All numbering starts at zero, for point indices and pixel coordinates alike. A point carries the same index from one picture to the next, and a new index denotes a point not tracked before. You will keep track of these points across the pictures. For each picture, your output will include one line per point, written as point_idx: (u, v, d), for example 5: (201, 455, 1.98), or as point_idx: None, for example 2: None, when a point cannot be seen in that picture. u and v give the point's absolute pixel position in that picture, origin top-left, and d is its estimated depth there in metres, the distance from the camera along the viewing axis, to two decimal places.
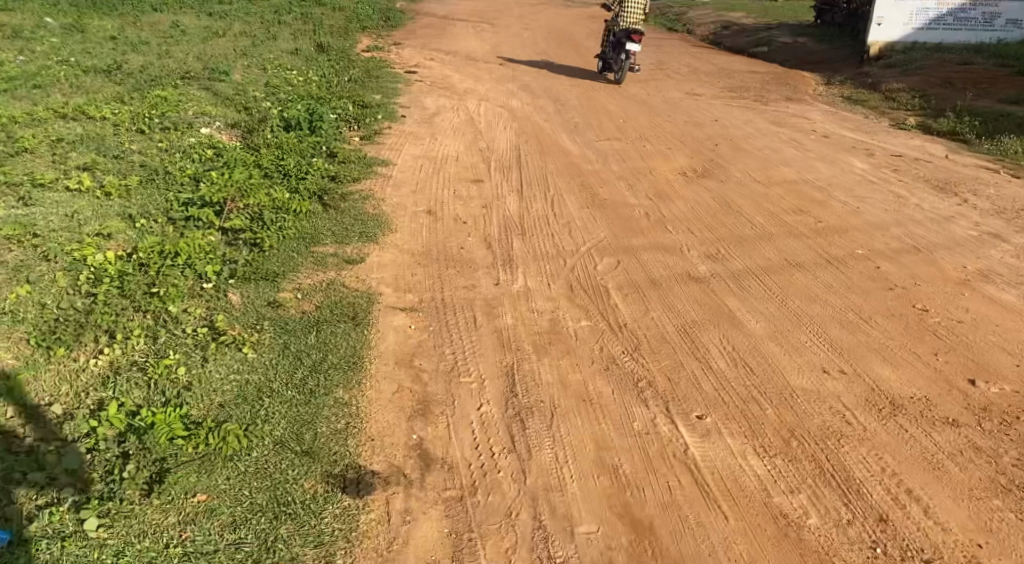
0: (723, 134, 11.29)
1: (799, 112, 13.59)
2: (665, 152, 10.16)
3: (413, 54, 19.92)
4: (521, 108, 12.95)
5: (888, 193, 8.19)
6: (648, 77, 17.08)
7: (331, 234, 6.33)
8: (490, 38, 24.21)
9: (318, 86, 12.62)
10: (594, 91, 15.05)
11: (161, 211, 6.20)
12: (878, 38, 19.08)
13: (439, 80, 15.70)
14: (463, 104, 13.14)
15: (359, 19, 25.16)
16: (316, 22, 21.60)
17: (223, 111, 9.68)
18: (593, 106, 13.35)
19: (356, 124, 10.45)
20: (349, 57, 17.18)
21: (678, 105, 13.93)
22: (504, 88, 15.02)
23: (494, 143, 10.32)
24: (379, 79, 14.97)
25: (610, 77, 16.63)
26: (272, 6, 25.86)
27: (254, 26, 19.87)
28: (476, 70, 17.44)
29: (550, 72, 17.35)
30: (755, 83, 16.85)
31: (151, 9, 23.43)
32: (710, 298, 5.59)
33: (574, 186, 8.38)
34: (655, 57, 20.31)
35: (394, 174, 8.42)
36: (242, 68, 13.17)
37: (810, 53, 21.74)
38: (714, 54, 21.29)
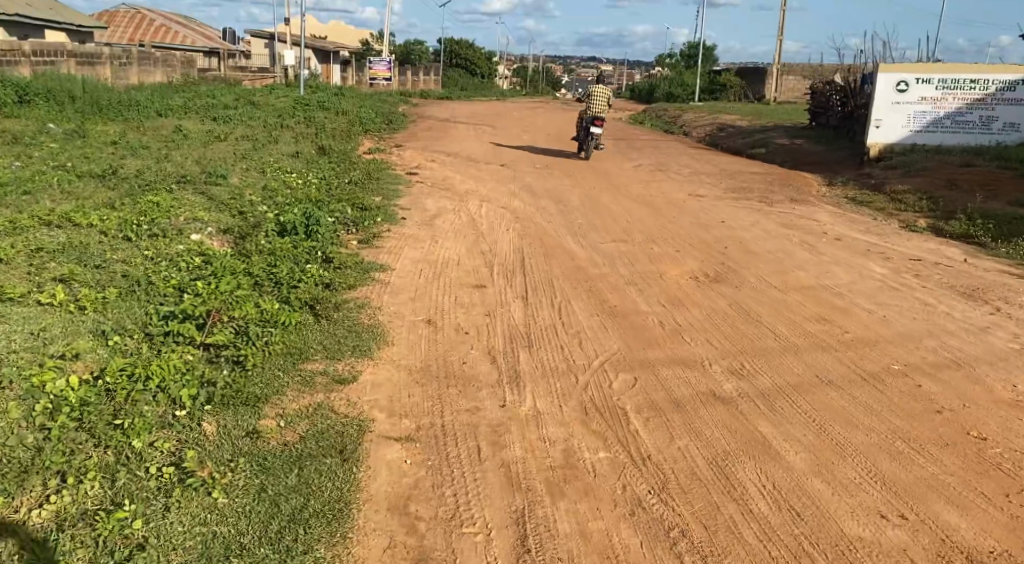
0: (732, 235, 10.92)
1: (807, 212, 13.27)
2: (674, 252, 9.77)
3: (415, 156, 19.85)
4: (523, 210, 12.63)
5: (914, 300, 7.72)
6: (650, 177, 16.90)
7: (320, 348, 5.83)
8: (491, 139, 24.27)
9: (317, 189, 12.35)
10: (596, 191, 14.80)
11: (138, 327, 5.74)
12: (878, 138, 19.03)
13: (439, 182, 15.50)
14: (464, 206, 12.83)
15: (361, 122, 25.34)
16: (318, 126, 21.66)
17: (217, 215, 9.33)
18: (597, 207, 13.04)
19: (355, 227, 10.09)
20: (350, 159, 17.06)
21: (683, 205, 13.65)
22: (505, 189, 14.78)
23: (496, 245, 9.95)
24: (381, 181, 14.76)
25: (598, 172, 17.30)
26: (275, 111, 26.11)
27: (256, 130, 19.88)
28: (477, 171, 17.28)
29: (551, 172, 17.20)
30: (759, 183, 16.64)
31: (155, 115, 23.60)
32: (741, 424, 5.05)
33: (582, 292, 7.93)
34: (656, 158, 20.24)
35: (392, 280, 7.97)
36: (240, 170, 12.94)
37: (810, 154, 21.69)
38: (714, 155, 21.24)
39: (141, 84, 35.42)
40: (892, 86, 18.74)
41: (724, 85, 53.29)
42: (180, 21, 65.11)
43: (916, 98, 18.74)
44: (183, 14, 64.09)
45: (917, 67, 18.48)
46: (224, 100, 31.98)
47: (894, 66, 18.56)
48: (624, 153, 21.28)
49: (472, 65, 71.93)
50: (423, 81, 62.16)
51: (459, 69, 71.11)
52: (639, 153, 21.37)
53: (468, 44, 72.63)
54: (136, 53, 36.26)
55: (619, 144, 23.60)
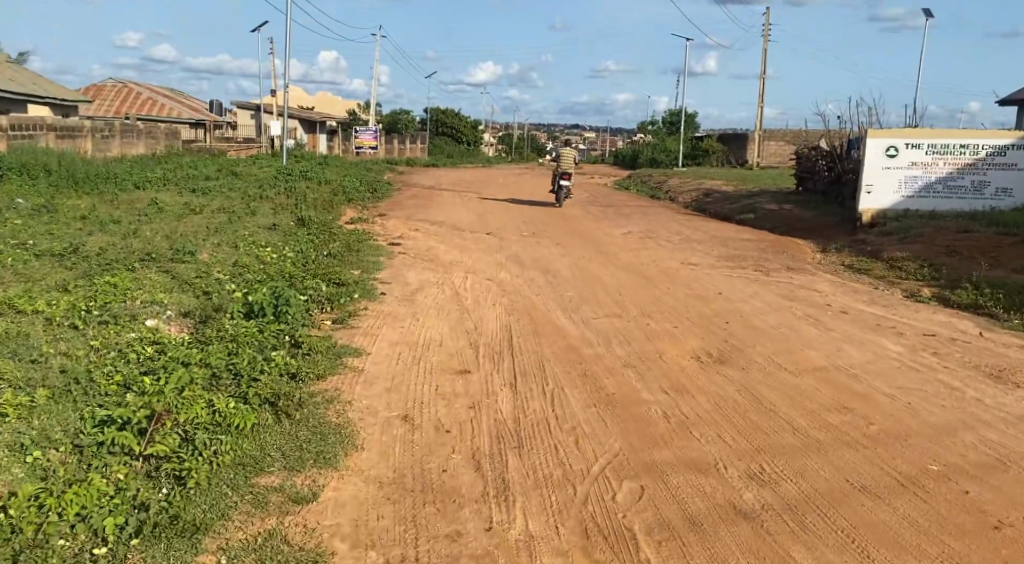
0: (732, 307, 10.27)
1: (807, 281, 12.66)
2: (672, 327, 9.08)
3: (398, 225, 19.26)
4: (510, 281, 11.96)
5: (938, 382, 7.03)
6: (640, 244, 16.33)
7: (277, 455, 5.12)
8: (477, 206, 23.77)
9: (292, 264, 11.68)
10: (585, 260, 14.19)
11: (66, 437, 5.00)
12: (869, 205, 18.51)
13: (422, 252, 14.87)
14: (447, 278, 12.15)
15: (343, 192, 24.84)
16: (299, 195, 21.10)
17: (178, 296, 8.62)
18: (587, 277, 12.39)
19: (329, 305, 9.40)
20: (330, 230, 16.45)
21: (676, 273, 13.02)
22: (491, 259, 14.14)
23: (481, 322, 9.24)
24: (360, 253, 14.11)
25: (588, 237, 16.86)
26: (256, 181, 25.60)
27: (233, 201, 19.28)
28: (462, 240, 16.67)
29: (537, 240, 16.60)
30: (753, 249, 16.07)
31: (133, 187, 23.03)
32: (770, 551, 4.33)
33: (576, 377, 7.19)
34: (645, 224, 19.71)
35: (366, 366, 7.24)
36: (211, 244, 12.28)
37: (801, 218, 21.25)
38: (704, 221, 20.76)
39: (123, 157, 34.99)
40: (882, 151, 18.38)
41: (707, 150, 53.60)
42: (167, 93, 65.32)
43: (906, 163, 18.35)
44: (169, 87, 64.30)
45: (905, 131, 18.18)
46: (205, 171, 31.52)
47: (882, 130, 18.25)
48: (612, 219, 20.75)
49: (458, 133, 72.34)
50: (409, 148, 62.32)
51: (445, 137, 71.49)
52: (627, 219, 20.88)
53: (453, 112, 73.17)
54: (118, 126, 35.92)
55: (606, 210, 23.14)
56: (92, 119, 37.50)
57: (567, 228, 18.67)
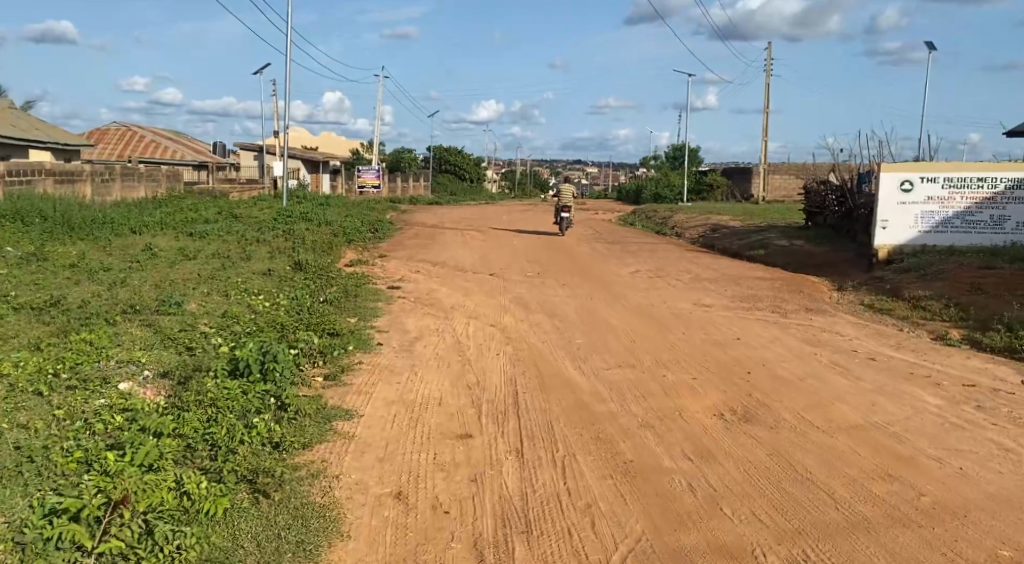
0: (752, 354, 9.64)
1: (827, 323, 12.04)
2: (690, 378, 8.46)
3: (398, 267, 18.71)
4: (514, 327, 11.35)
5: (988, 443, 6.41)
6: (649, 284, 15.73)
7: (252, 546, 4.65)
8: (480, 245, 23.22)
9: (286, 313, 11.12)
10: (593, 301, 13.58)
11: (11, 530, 4.41)
12: (885, 240, 17.87)
13: (423, 296, 14.29)
14: (448, 324, 11.56)
15: (344, 233, 24.32)
16: (298, 237, 20.57)
17: (158, 353, 8.04)
18: (595, 320, 11.77)
19: (321, 359, 8.83)
20: (328, 274, 15.91)
21: (689, 315, 12.40)
22: (495, 303, 13.52)
23: (485, 373, 8.63)
24: (358, 298, 13.55)
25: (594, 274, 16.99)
26: (255, 224, 25.12)
27: (230, 246, 18.74)
28: (464, 282, 16.09)
29: (542, 281, 16.01)
30: (766, 287, 15.45)
31: (129, 232, 22.55)
32: None
33: (589, 439, 6.58)
34: (653, 262, 19.12)
35: (358, 431, 6.64)
36: (202, 292, 11.73)
37: (813, 254, 20.65)
38: (714, 258, 20.16)
39: (123, 201, 34.58)
40: (896, 186, 17.78)
41: (711, 185, 53.26)
42: (170, 136, 65.30)
43: (922, 198, 17.74)
44: (173, 129, 64.32)
45: (920, 165, 17.57)
46: (205, 214, 31.06)
47: (896, 165, 17.65)
48: (619, 257, 20.16)
49: (461, 170, 72.20)
50: (413, 187, 62.08)
51: (448, 174, 71.31)
52: (634, 257, 20.30)
53: (456, 150, 73.07)
54: (118, 169, 35.56)
55: (612, 248, 22.56)
56: (92, 163, 37.18)
57: (573, 267, 18.10)
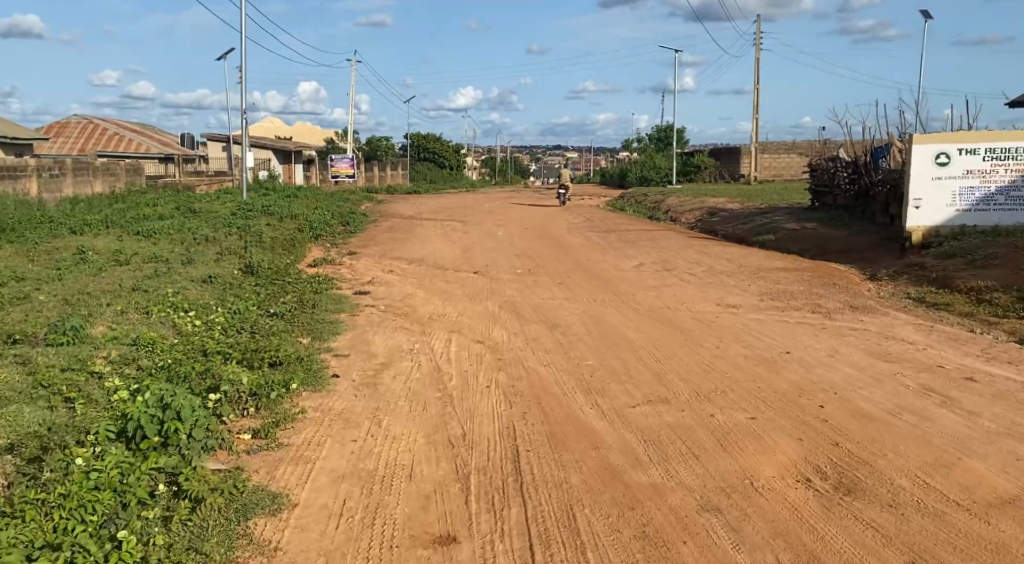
0: (815, 377, 7.51)
1: (885, 326, 9.89)
2: (749, 419, 6.33)
3: (369, 266, 16.49)
4: (506, 345, 9.17)
5: None
6: (658, 280, 13.58)
7: None
8: (461, 238, 21.03)
9: (217, 337, 8.89)
10: (598, 306, 11.42)
11: None
12: (918, 222, 15.78)
13: (393, 302, 12.11)
14: (424, 342, 9.37)
15: (311, 227, 22.01)
16: (256, 234, 18.25)
17: (16, 411, 5.89)
18: (605, 331, 9.60)
19: (253, 407, 6.66)
20: (283, 279, 13.65)
21: (716, 321, 10.26)
22: (481, 311, 11.32)
23: (473, 420, 6.44)
24: (316, 308, 11.34)
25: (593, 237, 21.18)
26: (213, 219, 22.85)
27: (174, 246, 16.44)
28: (444, 284, 13.90)
29: (535, 280, 13.82)
30: (794, 280, 13.33)
31: (69, 233, 20.22)
32: None
33: (633, 538, 4.44)
34: (657, 252, 16.98)
35: (284, 539, 4.51)
36: (114, 309, 9.46)
37: (831, 238, 18.58)
38: (722, 246, 18.04)
39: (75, 198, 32.09)
40: (930, 159, 15.68)
41: (698, 166, 51.34)
42: (133, 127, 62.22)
43: (959, 171, 15.64)
44: (138, 122, 61.64)
45: (956, 134, 15.45)
46: (161, 209, 28.55)
47: (929, 135, 15.53)
48: (616, 248, 18.01)
49: (441, 158, 69.66)
50: (390, 176, 59.61)
51: (426, 162, 68.87)
52: (633, 247, 18.13)
53: (433, 137, 70.62)
54: (70, 164, 32.99)
55: (607, 237, 20.43)
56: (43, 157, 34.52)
57: (567, 262, 15.93)
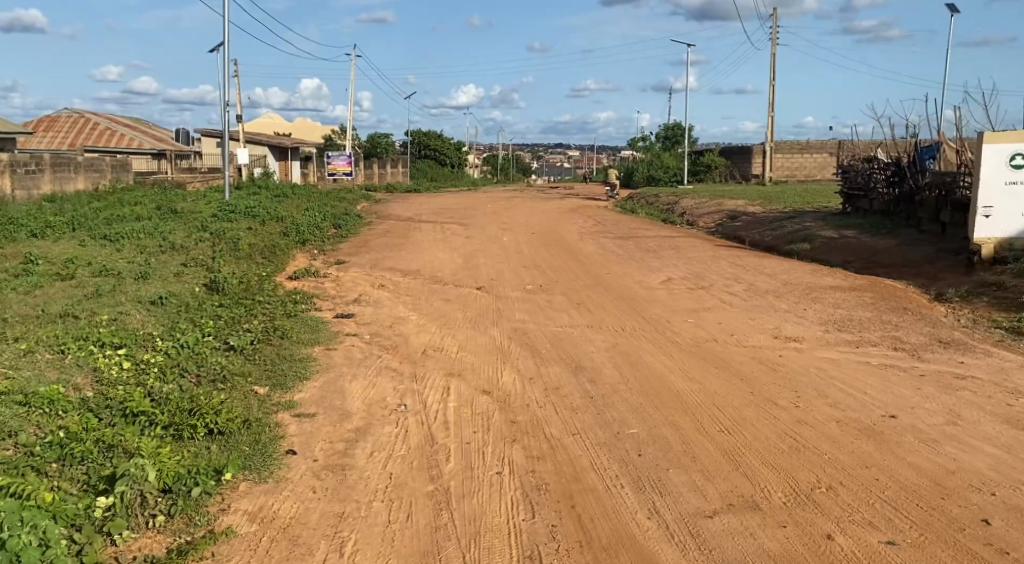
0: (949, 461, 5.49)
1: (997, 371, 7.84)
2: (885, 545, 4.36)
3: (357, 279, 14.42)
4: (519, 398, 7.11)
5: None
6: (694, 302, 11.51)
7: None
8: (463, 245, 18.95)
9: (147, 388, 6.86)
10: (629, 339, 9.37)
11: None
12: (989, 233, 13.70)
13: (380, 330, 10.05)
14: (414, 393, 7.30)
15: (298, 231, 19.90)
16: (232, 242, 16.16)
17: None
18: (644, 379, 7.54)
19: (162, 514, 4.63)
20: (251, 298, 11.56)
21: (781, 363, 8.20)
22: (486, 343, 9.27)
23: (483, 540, 4.45)
24: (284, 339, 9.29)
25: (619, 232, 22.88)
26: (190, 222, 20.76)
27: (132, 255, 14.32)
28: (442, 304, 11.83)
29: (549, 302, 11.75)
30: (854, 303, 11.27)
31: (26, 237, 18.12)
32: None
33: None
34: (684, 264, 14.91)
35: None
36: (18, 347, 7.40)
37: (878, 248, 16.52)
38: (758, 256, 15.95)
39: (52, 195, 29.93)
40: (1004, 161, 13.68)
41: (708, 165, 49.32)
42: (125, 122, 59.89)
43: None
44: (130, 117, 59.50)
45: None
46: (138, 210, 26.36)
47: (1003, 133, 13.50)
48: (637, 259, 15.94)
49: (443, 156, 67.50)
50: (390, 173, 57.57)
51: (428, 159, 66.75)
52: (657, 258, 16.05)
53: (435, 134, 68.58)
54: (48, 159, 30.86)
55: (625, 245, 18.36)
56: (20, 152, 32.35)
57: (584, 276, 13.83)
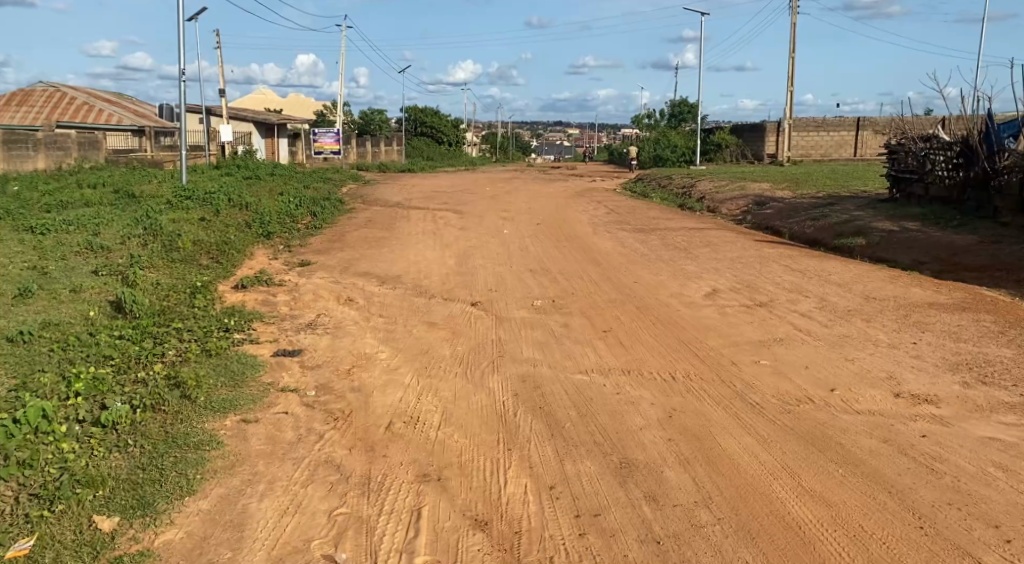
0: None
1: None
2: None
3: (321, 289, 11.53)
4: (534, 543, 4.28)
5: None
6: (759, 327, 8.60)
7: None
8: (457, 239, 16.04)
9: None
10: (685, 396, 6.49)
11: None
12: None
13: (331, 381, 7.20)
14: (360, 526, 4.52)
15: (262, 222, 16.98)
16: (171, 242, 13.29)
17: None
18: (737, 489, 4.71)
19: None
20: (165, 327, 8.71)
21: (935, 450, 5.33)
22: (478, 408, 6.37)
23: None
24: (187, 403, 6.46)
25: (605, 213, 21.59)
26: (137, 212, 17.90)
27: (35, 263, 11.48)
28: (424, 332, 8.94)
29: (565, 330, 8.84)
30: (977, 330, 8.33)
31: None
32: None
33: None
34: (729, 269, 11.98)
35: None
36: None
37: (958, 244, 13.57)
38: (815, 256, 13.03)
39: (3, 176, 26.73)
40: None
41: (719, 144, 46.31)
42: (104, 96, 56.57)
43: None
44: (110, 93, 56.33)
45: None
46: (91, 194, 23.33)
47: None
48: (667, 260, 13.02)
49: (439, 133, 64.13)
50: (384, 152, 54.47)
51: (423, 137, 63.37)
52: (691, 258, 13.11)
53: (431, 111, 65.31)
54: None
55: (648, 241, 15.44)
56: None
57: (605, 288, 10.93)
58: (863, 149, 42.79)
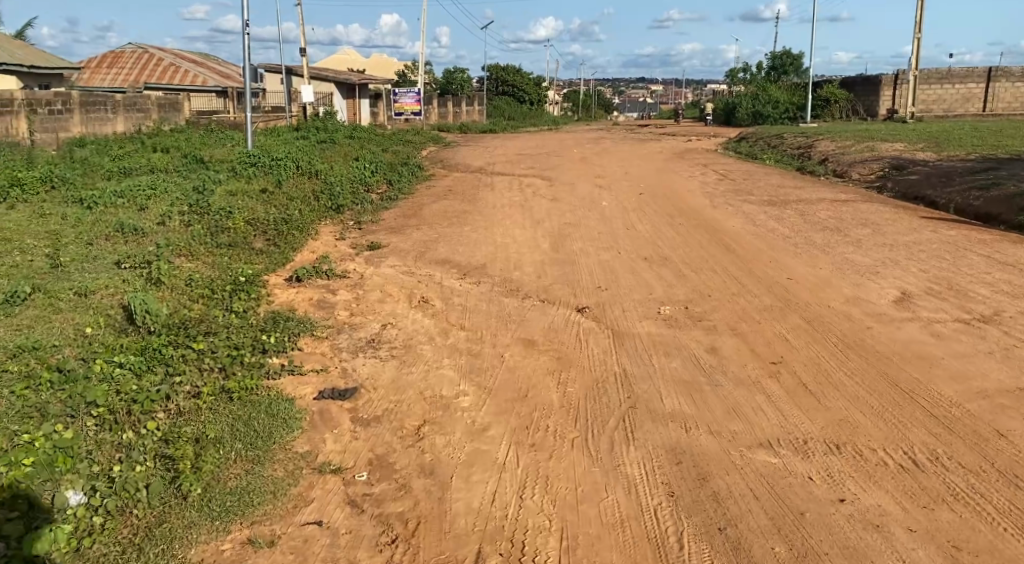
0: None
1: None
2: None
3: (390, 283, 9.26)
4: None
5: None
6: (1005, 365, 5.95)
7: None
8: (552, 214, 13.57)
9: None
10: (958, 509, 4.10)
11: None
12: None
13: (391, 453, 4.91)
14: None
15: (330, 193, 14.80)
16: (218, 222, 11.17)
17: None
18: None
19: None
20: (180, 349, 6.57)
21: None
22: (621, 527, 4.07)
23: None
24: (174, 499, 4.30)
25: (717, 180, 18.79)
26: (193, 182, 15.92)
27: (50, 251, 9.51)
28: (522, 358, 6.56)
29: (719, 361, 6.35)
30: None
31: None
32: None
33: None
34: (910, 261, 9.23)
35: None
36: None
37: None
38: (1015, 242, 10.12)
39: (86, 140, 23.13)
40: None
41: (828, 99, 42.22)
42: (187, 57, 55.44)
43: None
44: (192, 54, 55.07)
45: None
46: (156, 159, 21.54)
47: None
48: (821, 246, 10.30)
49: (521, 92, 61.27)
50: (465, 112, 51.99)
51: (505, 96, 60.60)
52: (852, 244, 10.38)
53: (514, 69, 62.41)
54: (79, 97, 23.65)
55: (784, 217, 12.69)
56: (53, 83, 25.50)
57: (754, 289, 8.37)
58: (994, 103, 38.19)
